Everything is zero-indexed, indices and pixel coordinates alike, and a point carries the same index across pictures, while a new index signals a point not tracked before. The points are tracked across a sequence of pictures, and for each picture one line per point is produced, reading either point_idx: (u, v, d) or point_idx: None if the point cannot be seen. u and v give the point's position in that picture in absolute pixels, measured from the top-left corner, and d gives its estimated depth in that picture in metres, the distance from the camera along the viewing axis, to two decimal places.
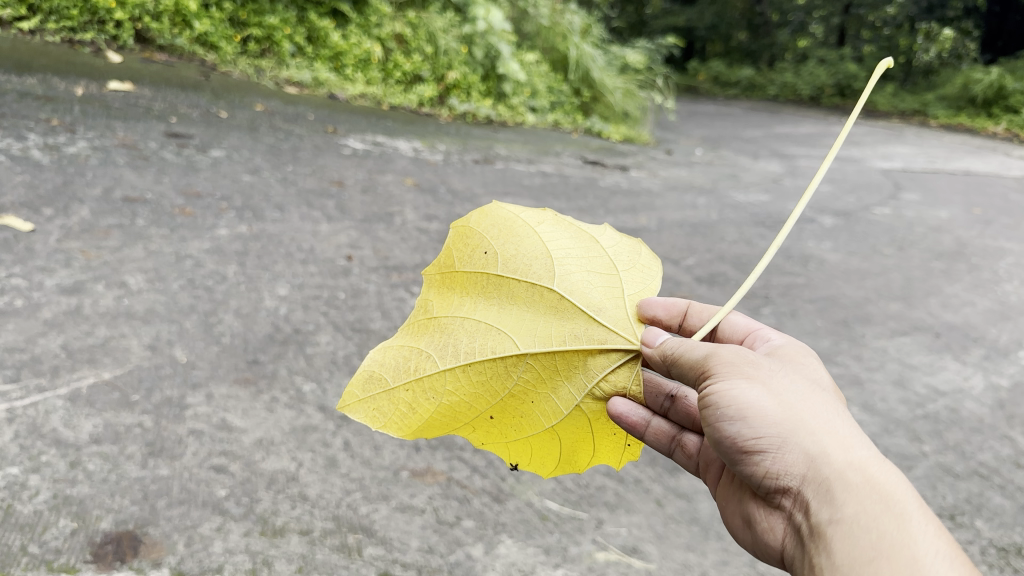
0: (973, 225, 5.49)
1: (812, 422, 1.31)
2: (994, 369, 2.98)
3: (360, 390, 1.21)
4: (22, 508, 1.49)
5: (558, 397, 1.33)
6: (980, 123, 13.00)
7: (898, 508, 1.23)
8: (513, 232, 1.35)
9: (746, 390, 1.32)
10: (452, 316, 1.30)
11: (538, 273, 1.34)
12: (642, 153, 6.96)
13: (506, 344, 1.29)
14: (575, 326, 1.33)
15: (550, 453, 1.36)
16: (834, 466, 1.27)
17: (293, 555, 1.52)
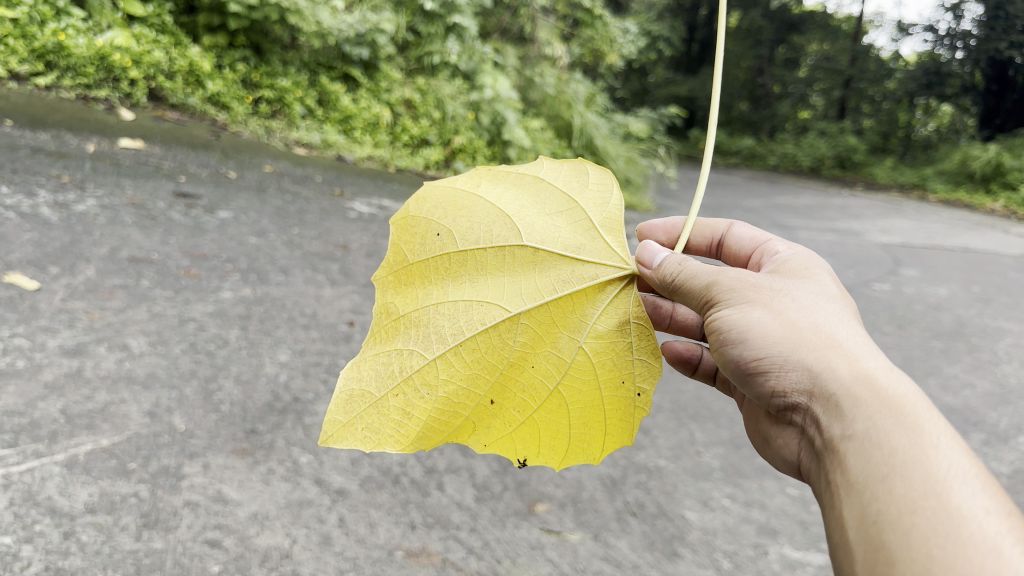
0: (972, 304, 5.51)
1: (816, 338, 1.32)
2: (994, 455, 2.97)
3: (342, 415, 1.07)
4: None
5: (558, 354, 1.19)
6: (978, 200, 13.12)
7: (911, 423, 1.22)
8: (461, 201, 1.21)
9: (748, 314, 1.35)
10: (419, 306, 1.16)
11: (499, 234, 1.21)
12: (644, 221, 7.02)
13: (491, 314, 1.16)
14: (561, 272, 1.21)
15: (560, 430, 1.21)
16: (840, 384, 1.28)
17: None
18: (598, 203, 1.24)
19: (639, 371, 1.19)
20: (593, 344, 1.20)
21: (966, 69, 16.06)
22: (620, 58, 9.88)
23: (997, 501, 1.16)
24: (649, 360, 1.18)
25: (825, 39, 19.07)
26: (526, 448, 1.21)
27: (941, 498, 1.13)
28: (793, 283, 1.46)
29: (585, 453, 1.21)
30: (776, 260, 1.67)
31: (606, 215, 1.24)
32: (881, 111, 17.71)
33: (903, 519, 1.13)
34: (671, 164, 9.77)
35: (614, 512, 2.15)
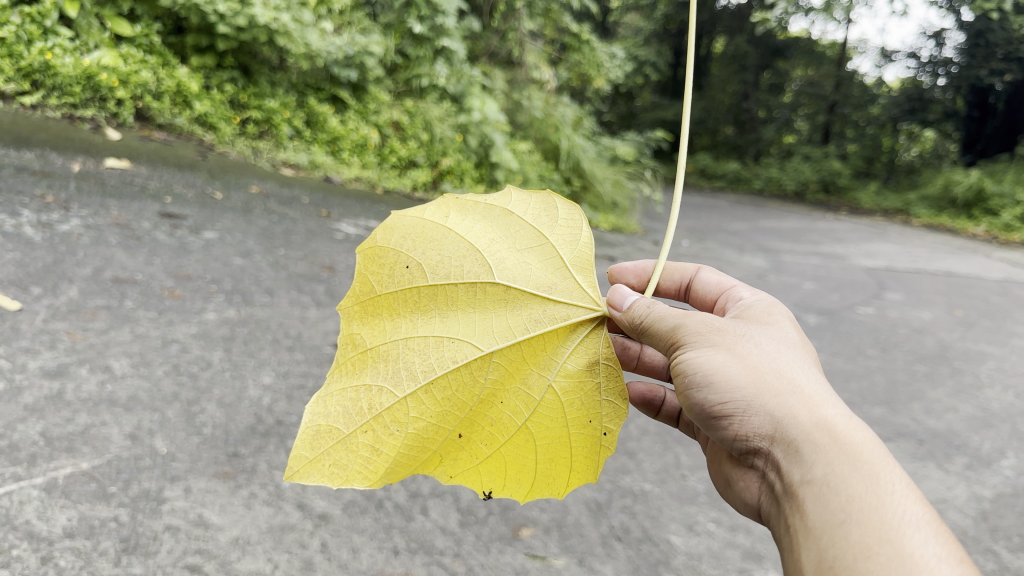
0: (955, 327, 5.55)
1: (777, 384, 1.33)
2: (977, 479, 2.98)
3: (309, 451, 1.06)
4: None
5: (527, 390, 1.21)
6: (961, 225, 13.24)
7: (869, 470, 1.24)
8: (432, 233, 1.23)
9: (713, 357, 1.36)
10: (388, 342, 1.17)
11: (469, 268, 1.23)
12: (631, 244, 7.04)
13: (461, 351, 1.18)
14: (531, 311, 1.23)
15: (525, 466, 1.23)
16: (802, 429, 1.30)
17: None
18: (568, 240, 1.27)
19: (608, 409, 1.20)
20: (563, 382, 1.21)
21: (948, 96, 16.27)
22: (607, 81, 9.94)
23: (950, 548, 1.18)
24: (616, 399, 1.20)
25: (809, 64, 19.28)
26: (491, 482, 1.22)
27: (896, 545, 1.15)
28: (756, 329, 1.47)
29: (552, 490, 1.22)
30: (739, 305, 1.69)
31: (576, 254, 1.27)
32: (865, 136, 17.88)
33: (859, 566, 1.15)
34: (657, 187, 9.81)
35: (599, 537, 2.14)
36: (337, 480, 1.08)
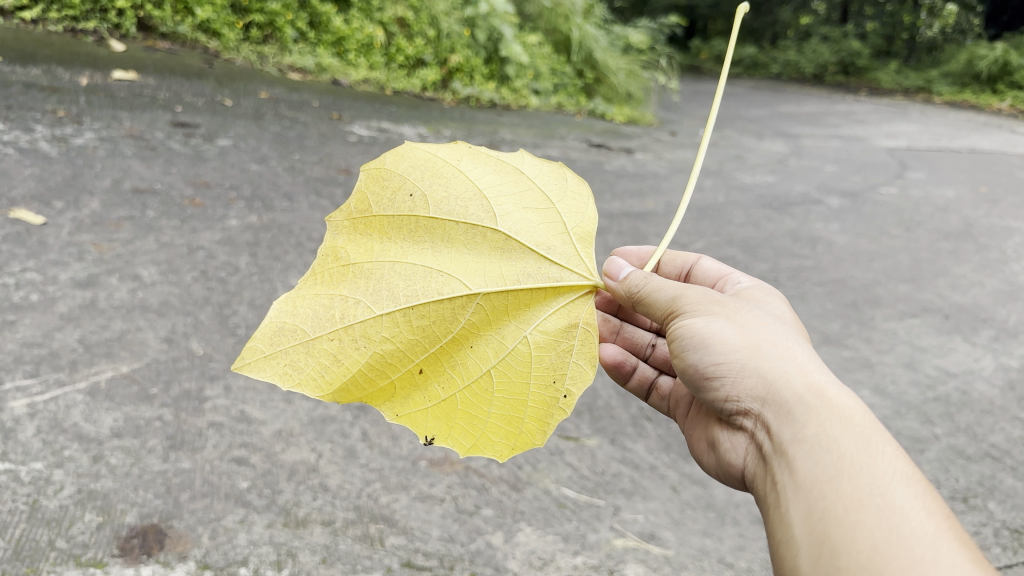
0: (979, 204, 5.47)
1: (771, 351, 1.35)
2: (1004, 351, 2.98)
3: (265, 345, 1.08)
4: (47, 503, 1.52)
5: (498, 338, 1.21)
6: (985, 100, 12.91)
7: (863, 430, 1.23)
8: (443, 172, 1.23)
9: (711, 323, 1.37)
10: (375, 261, 1.18)
11: (471, 211, 1.24)
12: (648, 135, 6.90)
13: (445, 286, 1.19)
14: (525, 269, 1.24)
15: (473, 418, 1.20)
16: (794, 391, 1.30)
17: (316, 547, 1.55)
18: (572, 209, 1.28)
19: (577, 371, 1.20)
20: (539, 340, 1.22)
21: None
22: None
23: (935, 504, 1.16)
24: (586, 365, 1.20)
25: None
26: (436, 427, 1.19)
27: (885, 498, 1.14)
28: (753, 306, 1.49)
29: (495, 448, 1.19)
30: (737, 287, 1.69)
31: (579, 226, 1.28)
32: (884, 13, 17.29)
33: (847, 515, 1.13)
34: (672, 75, 9.63)
35: (629, 419, 2.17)
36: (289, 380, 1.09)
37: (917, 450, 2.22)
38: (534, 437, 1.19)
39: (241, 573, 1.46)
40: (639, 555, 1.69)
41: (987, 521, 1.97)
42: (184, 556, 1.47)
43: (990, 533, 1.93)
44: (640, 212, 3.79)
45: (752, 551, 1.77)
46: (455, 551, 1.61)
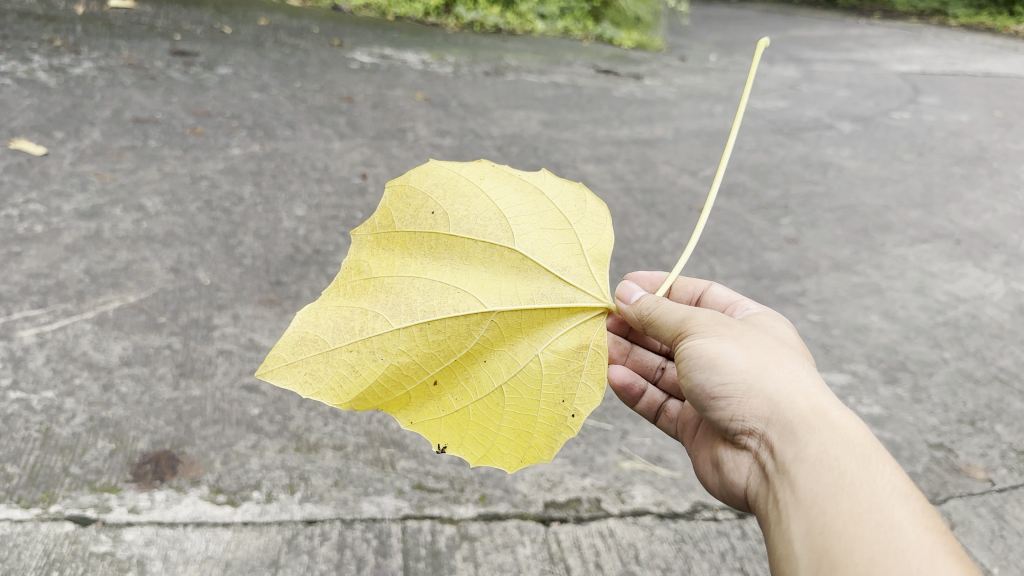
0: (993, 129, 5.37)
1: (778, 370, 1.27)
2: (1016, 276, 2.96)
3: (287, 354, 1.05)
4: (59, 430, 1.53)
5: (510, 354, 1.16)
6: (1002, 23, 12.62)
7: (865, 449, 1.16)
8: (465, 192, 1.16)
9: (715, 339, 1.29)
10: (397, 276, 1.13)
11: (490, 230, 1.17)
12: (656, 61, 6.76)
13: (460, 301, 1.13)
14: (541, 289, 1.18)
15: (482, 432, 1.15)
16: (799, 408, 1.23)
17: (328, 471, 1.56)
18: (593, 231, 1.21)
19: (585, 394, 1.14)
20: (550, 359, 1.16)
21: None
22: None
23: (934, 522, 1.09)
24: (594, 388, 1.14)
25: None
26: (448, 434, 1.15)
27: (885, 514, 1.07)
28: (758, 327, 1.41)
29: (504, 458, 1.15)
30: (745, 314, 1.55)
31: (597, 247, 1.21)
32: None
33: (845, 531, 1.07)
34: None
35: None
36: (308, 389, 1.06)
37: (926, 374, 2.22)
38: (540, 452, 1.14)
39: (254, 496, 1.48)
40: (647, 478, 1.70)
41: (994, 442, 1.98)
42: (197, 481, 1.49)
43: (996, 455, 1.94)
44: (648, 139, 3.72)
45: None
46: (465, 475, 1.62)
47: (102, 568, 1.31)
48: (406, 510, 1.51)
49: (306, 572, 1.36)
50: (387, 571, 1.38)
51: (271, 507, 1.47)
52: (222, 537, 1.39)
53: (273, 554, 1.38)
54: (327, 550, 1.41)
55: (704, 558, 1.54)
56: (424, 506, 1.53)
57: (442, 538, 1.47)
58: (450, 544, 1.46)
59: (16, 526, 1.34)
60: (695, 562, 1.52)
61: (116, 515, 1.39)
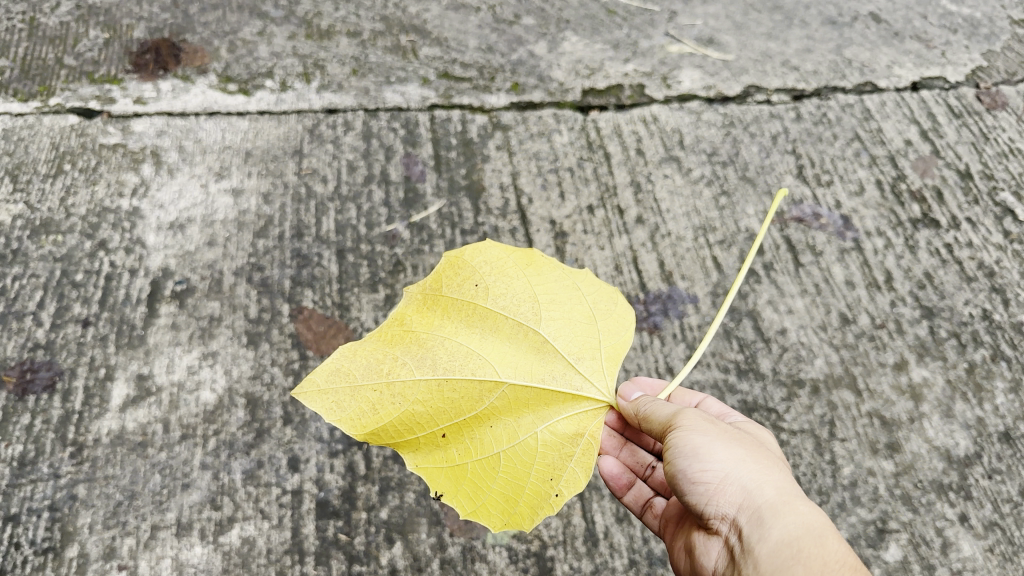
0: None
1: (751, 447, 0.86)
2: None
3: (321, 378, 0.78)
4: (46, 21, 1.40)
5: (515, 424, 0.84)
6: None
7: (845, 551, 0.78)
8: (515, 268, 0.85)
9: (685, 414, 0.86)
10: (433, 332, 0.82)
11: (523, 306, 0.85)
12: None
13: (477, 365, 0.82)
14: (562, 369, 0.86)
15: (471, 492, 0.83)
16: (777, 495, 0.82)
17: (345, 59, 1.44)
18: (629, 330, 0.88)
19: (572, 476, 0.83)
20: (548, 440, 0.84)
21: None
22: None
23: None
24: (582, 473, 0.83)
25: None
26: (444, 483, 0.83)
27: None
28: (741, 423, 0.98)
29: (489, 519, 0.83)
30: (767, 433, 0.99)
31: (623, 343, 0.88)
32: None
33: None
34: None
35: None
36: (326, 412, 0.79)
37: None
38: (520, 521, 0.83)
39: (267, 85, 1.38)
40: (696, 62, 1.54)
41: None
42: (204, 72, 1.37)
43: None
44: None
45: (820, 54, 1.58)
46: (494, 63, 1.49)
47: (116, 161, 1.25)
48: (433, 100, 1.41)
49: (333, 163, 1.30)
50: (418, 162, 1.32)
51: (287, 97, 1.37)
52: (239, 128, 1.32)
53: (295, 145, 1.31)
54: (353, 140, 1.33)
55: (754, 143, 1.43)
56: (452, 97, 1.42)
57: (473, 128, 1.39)
58: (482, 136, 1.38)
59: (17, 120, 1.27)
60: (744, 148, 1.42)
61: (122, 108, 1.31)
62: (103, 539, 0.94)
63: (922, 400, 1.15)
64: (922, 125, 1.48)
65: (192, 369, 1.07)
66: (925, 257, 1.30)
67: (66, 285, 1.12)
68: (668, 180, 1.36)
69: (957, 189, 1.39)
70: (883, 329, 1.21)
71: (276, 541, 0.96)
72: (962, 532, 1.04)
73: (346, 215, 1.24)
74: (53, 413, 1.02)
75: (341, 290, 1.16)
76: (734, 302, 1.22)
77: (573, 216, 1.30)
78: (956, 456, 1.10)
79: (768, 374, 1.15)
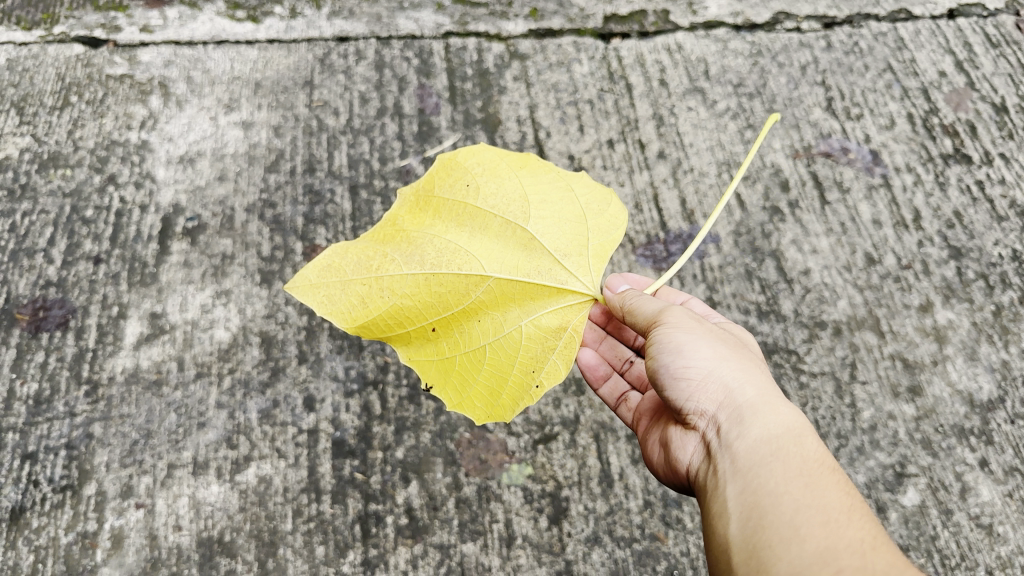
0: None
1: (733, 347, 0.86)
2: None
3: (313, 274, 0.78)
4: None
5: (499, 318, 0.83)
6: None
7: (822, 448, 0.78)
8: (505, 167, 0.83)
9: (671, 310, 0.86)
10: (424, 231, 0.81)
11: (513, 205, 0.83)
12: None
13: (464, 259, 0.81)
14: (549, 262, 0.84)
15: (455, 381, 0.82)
16: (755, 394, 0.82)
17: None
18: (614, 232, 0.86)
19: (552, 368, 0.82)
20: (531, 332, 0.83)
21: None
22: None
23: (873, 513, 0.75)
24: (563, 366, 0.82)
25: None
26: (433, 376, 0.83)
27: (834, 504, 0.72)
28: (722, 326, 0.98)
29: (475, 413, 0.82)
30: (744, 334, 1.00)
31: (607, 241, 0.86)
32: None
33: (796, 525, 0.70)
34: None
35: None
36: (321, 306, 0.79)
37: None
38: (502, 413, 0.82)
39: (277, 12, 1.34)
40: None
41: None
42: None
43: None
44: None
45: None
46: None
47: (124, 92, 1.22)
48: (448, 27, 1.36)
49: (345, 94, 1.26)
50: (432, 93, 1.28)
51: (297, 24, 1.33)
52: (248, 57, 1.28)
53: (306, 75, 1.27)
54: (365, 70, 1.29)
55: (782, 73, 1.38)
56: (468, 24, 1.37)
57: (489, 57, 1.34)
58: (499, 65, 1.33)
59: (21, 50, 1.25)
60: (771, 78, 1.37)
61: (128, 36, 1.28)
62: (120, 477, 0.94)
63: (946, 343, 1.12)
64: (958, 55, 1.42)
65: (205, 308, 1.06)
66: (955, 195, 1.26)
67: (76, 221, 1.10)
68: (691, 112, 1.32)
69: (992, 124, 1.34)
70: (908, 270, 1.18)
71: (292, 480, 0.96)
72: (981, 477, 1.03)
73: (358, 149, 1.21)
74: (67, 351, 1.01)
75: (355, 228, 1.14)
76: (757, 242, 1.19)
77: (592, 151, 1.26)
78: (979, 401, 1.08)
79: (789, 316, 1.13)
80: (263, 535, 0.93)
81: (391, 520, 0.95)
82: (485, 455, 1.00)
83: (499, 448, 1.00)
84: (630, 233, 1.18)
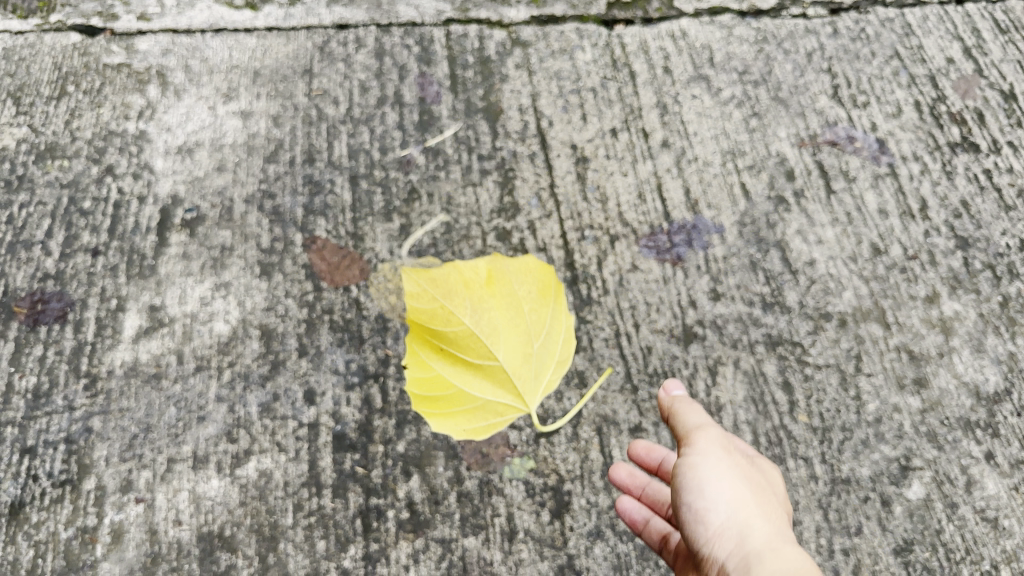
0: None
1: (760, 492, 0.83)
2: None
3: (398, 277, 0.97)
4: None
5: (469, 375, 0.97)
6: None
7: None
8: (551, 310, 1.02)
9: (699, 438, 0.85)
10: (467, 313, 0.97)
11: (535, 347, 0.99)
12: None
13: (472, 342, 0.96)
14: (530, 375, 0.98)
15: (423, 396, 0.97)
16: (771, 542, 0.78)
17: None
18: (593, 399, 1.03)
19: (474, 410, 0.97)
20: (484, 401, 0.97)
21: None
22: None
23: None
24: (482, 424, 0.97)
25: None
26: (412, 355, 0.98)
27: None
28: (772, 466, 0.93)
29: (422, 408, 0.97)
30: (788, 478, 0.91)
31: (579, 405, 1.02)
32: None
33: None
34: None
35: None
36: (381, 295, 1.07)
37: None
38: (431, 416, 0.97)
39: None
40: None
41: None
42: None
43: None
44: None
45: None
46: None
47: (121, 81, 1.21)
48: (448, 14, 1.35)
49: (344, 83, 1.25)
50: (433, 81, 1.27)
51: (296, 12, 1.31)
52: (247, 45, 1.27)
53: (305, 63, 1.26)
54: (365, 58, 1.28)
55: (788, 60, 1.36)
56: (469, 10, 1.35)
57: (491, 45, 1.32)
58: (500, 53, 1.32)
59: (18, 38, 1.25)
60: (777, 65, 1.35)
61: (125, 25, 1.27)
62: (120, 472, 0.94)
63: (953, 335, 1.11)
64: (966, 41, 1.40)
65: (205, 300, 1.05)
66: (963, 183, 1.24)
67: (74, 213, 1.10)
68: (696, 100, 1.30)
69: (1000, 111, 1.32)
70: (915, 260, 1.17)
71: (293, 474, 0.95)
72: (987, 470, 1.02)
73: (358, 139, 1.19)
74: (65, 345, 1.01)
75: (355, 219, 1.13)
76: (761, 232, 1.17)
77: (595, 140, 1.24)
78: (985, 393, 1.07)
79: (794, 307, 1.12)
80: (264, 529, 0.92)
81: (392, 515, 0.94)
82: (487, 448, 0.99)
83: (501, 442, 0.99)
84: (633, 224, 1.17)
